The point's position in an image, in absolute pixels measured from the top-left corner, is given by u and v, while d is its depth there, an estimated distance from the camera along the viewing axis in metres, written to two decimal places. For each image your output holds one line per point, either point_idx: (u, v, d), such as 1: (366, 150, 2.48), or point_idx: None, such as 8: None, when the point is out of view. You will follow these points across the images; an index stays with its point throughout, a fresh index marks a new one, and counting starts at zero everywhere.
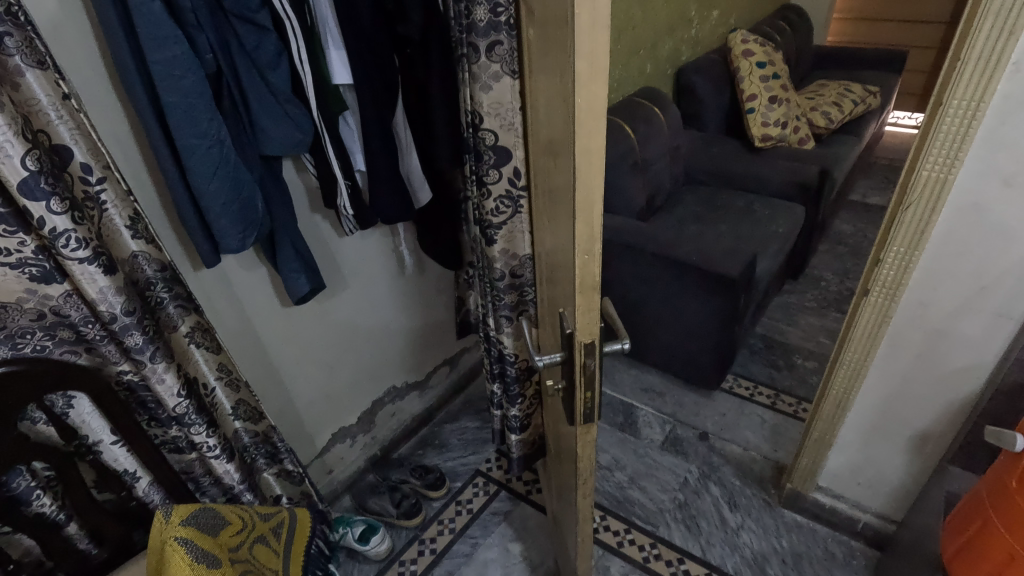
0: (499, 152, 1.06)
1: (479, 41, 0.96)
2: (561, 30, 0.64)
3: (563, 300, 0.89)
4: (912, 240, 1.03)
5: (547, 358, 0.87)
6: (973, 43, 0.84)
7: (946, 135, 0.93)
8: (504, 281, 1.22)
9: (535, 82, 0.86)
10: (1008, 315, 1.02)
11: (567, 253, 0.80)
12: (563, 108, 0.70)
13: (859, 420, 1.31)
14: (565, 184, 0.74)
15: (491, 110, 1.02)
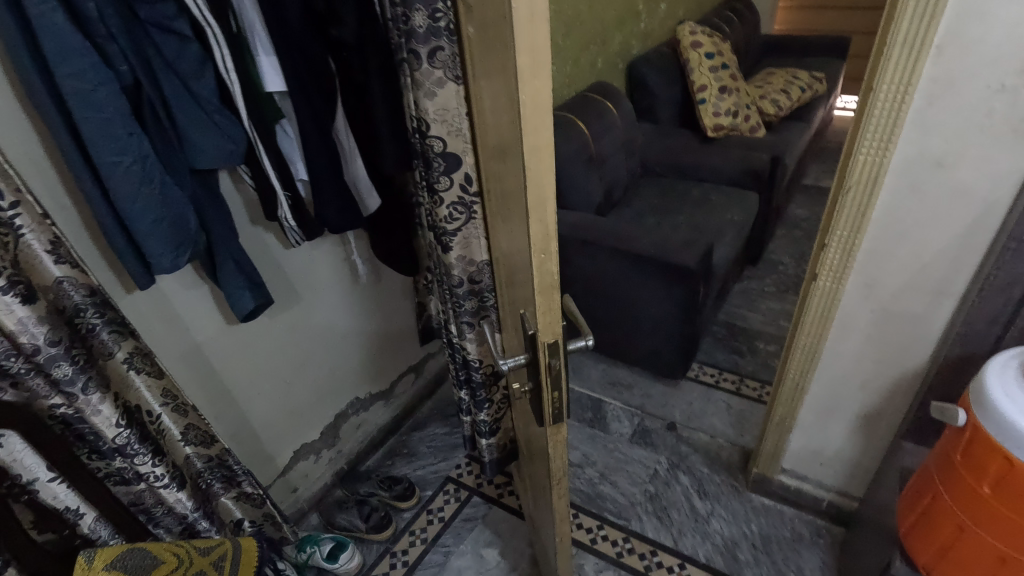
0: (448, 159, 1.03)
1: (419, 47, 0.93)
2: (500, 26, 0.62)
3: (522, 303, 0.87)
4: (854, 224, 1.05)
5: (513, 362, 0.84)
6: (898, 28, 0.86)
7: (878, 119, 0.94)
8: (463, 288, 1.19)
9: (478, 85, 0.83)
10: (948, 292, 1.04)
11: (524, 253, 0.78)
12: (508, 106, 0.67)
13: (817, 400, 1.34)
14: (517, 183, 0.72)
15: (437, 117, 0.99)
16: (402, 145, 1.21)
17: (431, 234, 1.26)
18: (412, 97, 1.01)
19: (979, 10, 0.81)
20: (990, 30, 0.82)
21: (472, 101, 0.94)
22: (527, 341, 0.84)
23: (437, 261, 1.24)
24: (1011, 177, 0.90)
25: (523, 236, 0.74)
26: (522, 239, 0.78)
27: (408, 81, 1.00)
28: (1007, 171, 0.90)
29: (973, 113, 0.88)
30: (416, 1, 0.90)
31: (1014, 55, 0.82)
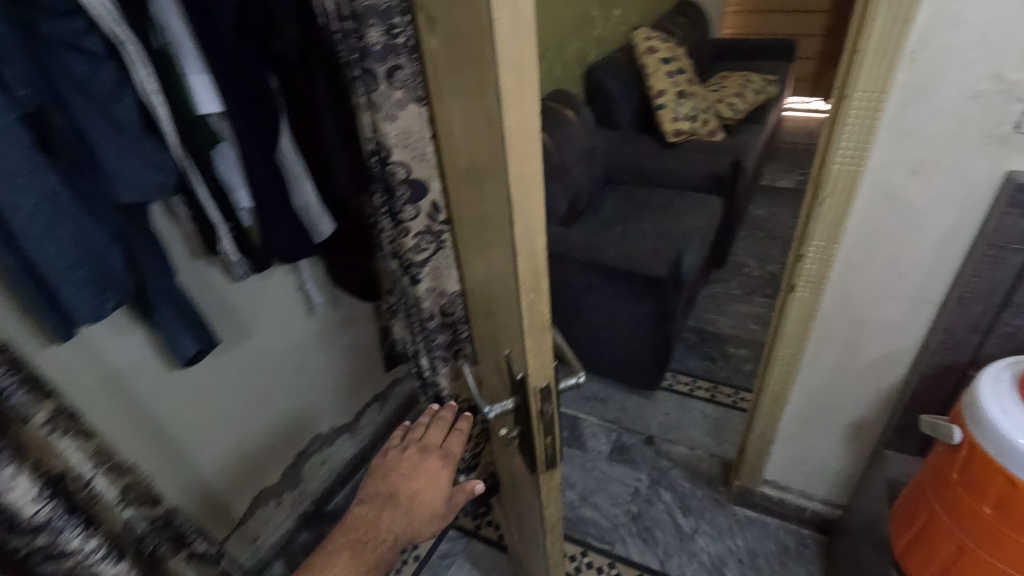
0: (413, 186, 0.92)
1: (375, 66, 0.85)
2: (472, 41, 0.55)
3: (504, 341, 0.79)
4: (831, 233, 1.02)
5: (501, 408, 0.77)
6: (870, 34, 0.82)
7: (852, 127, 0.91)
8: (435, 321, 1.10)
9: (445, 106, 0.75)
10: (926, 299, 1.02)
11: (507, 290, 0.71)
12: (484, 130, 0.60)
13: (797, 411, 1.31)
14: (497, 215, 0.66)
15: (401, 141, 0.88)
16: (355, 167, 1.12)
17: (393, 261, 1.16)
18: (368, 117, 0.93)
19: (950, 15, 0.79)
20: (963, 35, 0.79)
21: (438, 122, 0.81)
22: (514, 383, 0.77)
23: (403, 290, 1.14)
24: (986, 184, 0.88)
25: (507, 273, 0.68)
26: (503, 275, 0.71)
27: (363, 101, 0.92)
28: (981, 177, 0.88)
29: (947, 119, 0.86)
30: (370, 16, 0.83)
31: (986, 60, 0.80)
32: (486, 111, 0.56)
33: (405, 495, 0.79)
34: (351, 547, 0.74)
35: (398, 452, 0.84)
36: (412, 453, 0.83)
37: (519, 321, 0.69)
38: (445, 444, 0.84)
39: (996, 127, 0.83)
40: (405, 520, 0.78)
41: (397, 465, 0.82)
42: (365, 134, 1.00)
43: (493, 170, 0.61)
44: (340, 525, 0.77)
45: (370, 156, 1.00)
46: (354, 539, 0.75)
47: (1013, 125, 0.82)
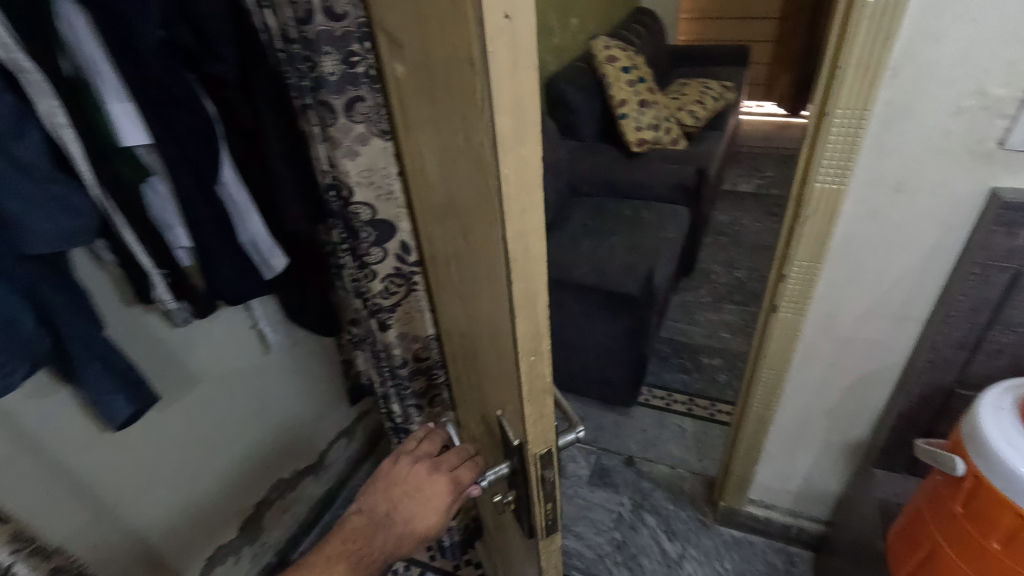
0: (379, 226, 0.88)
1: (332, 97, 0.77)
2: (457, 73, 0.47)
3: (496, 397, 0.73)
4: (814, 254, 0.99)
5: (495, 476, 0.72)
6: (851, 50, 0.79)
7: (834, 145, 0.87)
8: (406, 367, 1.06)
9: (421, 141, 0.66)
10: (912, 316, 1.00)
11: (501, 346, 0.63)
12: (469, 171, 0.52)
13: (781, 430, 1.28)
14: (489, 267, 0.57)
15: (362, 179, 0.83)
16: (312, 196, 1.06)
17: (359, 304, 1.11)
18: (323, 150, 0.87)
19: (931, 30, 0.75)
20: (944, 50, 0.76)
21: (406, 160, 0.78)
22: (506, 446, 0.72)
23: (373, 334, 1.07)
24: (970, 200, 0.86)
25: (504, 330, 0.60)
26: (497, 331, 0.63)
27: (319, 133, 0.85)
28: (966, 194, 0.85)
29: (930, 136, 0.83)
30: (323, 42, 0.74)
31: (969, 75, 0.77)
32: (479, 155, 0.48)
33: (404, 516, 0.76)
34: (343, 557, 0.72)
35: (408, 462, 0.82)
36: (420, 470, 0.80)
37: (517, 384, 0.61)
38: (458, 469, 0.81)
39: (980, 143, 0.81)
40: (397, 541, 0.75)
41: (402, 481, 0.79)
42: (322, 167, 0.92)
43: (484, 220, 0.53)
44: (335, 529, 0.76)
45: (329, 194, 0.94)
46: (347, 549, 0.73)
47: (996, 141, 0.80)
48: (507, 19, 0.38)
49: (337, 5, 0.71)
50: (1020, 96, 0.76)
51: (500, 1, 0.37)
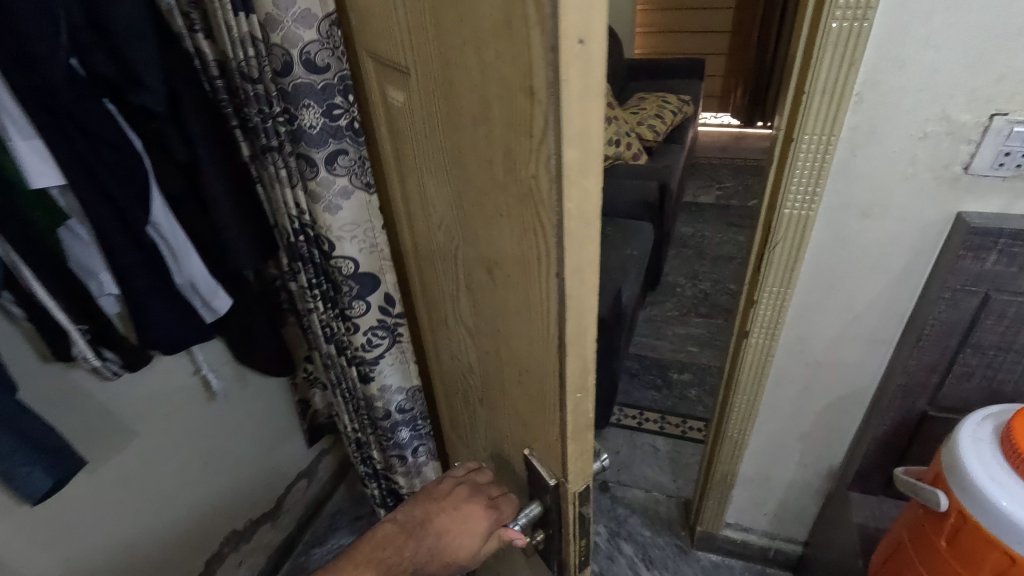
0: (361, 280, 0.93)
1: (313, 150, 0.80)
2: (502, 100, 0.44)
3: (520, 437, 0.68)
4: (784, 279, 0.97)
5: (527, 519, 0.67)
6: (817, 76, 0.77)
7: (802, 172, 0.85)
8: (389, 419, 1.10)
9: (437, 169, 0.63)
10: (883, 340, 0.99)
11: (533, 384, 0.59)
12: (510, 206, 0.49)
13: (755, 455, 1.25)
14: (525, 302, 0.53)
15: (348, 232, 0.87)
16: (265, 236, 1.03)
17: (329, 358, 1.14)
18: (296, 198, 0.86)
19: (895, 57, 0.74)
20: (909, 76, 0.75)
21: (411, 190, 0.75)
22: (535, 485, 0.66)
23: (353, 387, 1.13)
24: (937, 225, 0.85)
25: (539, 367, 0.55)
26: (529, 367, 0.58)
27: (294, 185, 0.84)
28: (933, 218, 0.84)
29: (897, 162, 0.81)
30: (304, 95, 0.77)
31: (934, 102, 0.75)
32: (527, 183, 0.44)
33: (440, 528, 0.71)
34: (370, 564, 0.68)
35: (451, 483, 0.77)
36: (464, 489, 0.75)
37: (559, 425, 0.56)
38: (505, 494, 0.75)
39: (945, 169, 0.80)
40: (428, 557, 0.70)
41: (442, 497, 0.75)
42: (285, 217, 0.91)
43: (525, 251, 0.49)
44: (365, 535, 0.72)
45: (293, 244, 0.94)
46: (375, 556, 0.69)
47: (962, 166, 0.79)
48: (581, 45, 0.35)
49: (317, 57, 0.75)
50: (983, 121, 0.75)
51: (576, 26, 0.34)
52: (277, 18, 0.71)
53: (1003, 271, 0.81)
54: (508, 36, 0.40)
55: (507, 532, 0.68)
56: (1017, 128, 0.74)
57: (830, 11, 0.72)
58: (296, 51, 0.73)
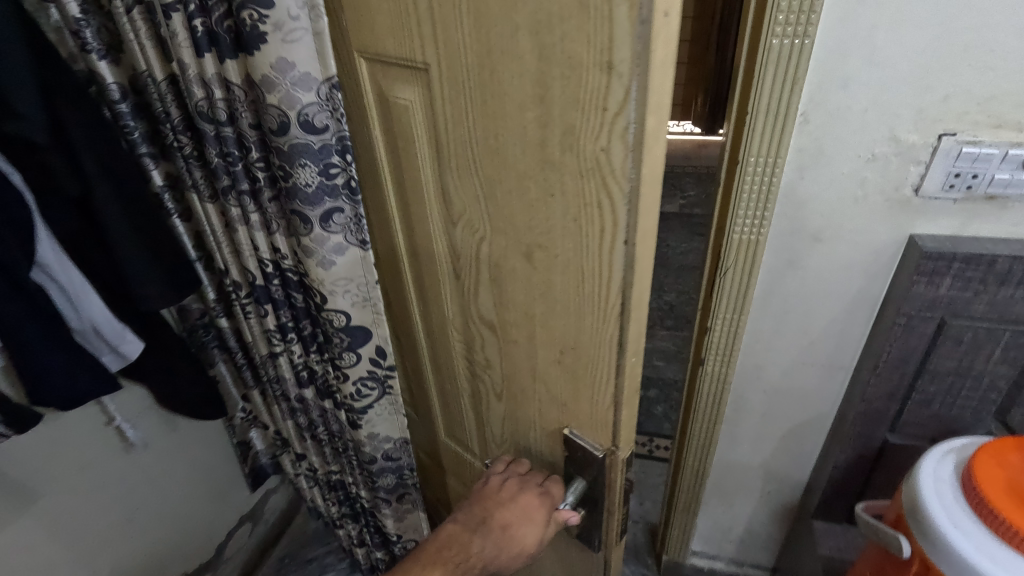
0: (354, 333, 0.85)
1: (308, 207, 0.73)
2: (565, 78, 0.44)
3: (556, 420, 0.68)
4: (737, 305, 0.92)
5: (574, 495, 0.69)
6: (759, 95, 0.72)
7: (749, 195, 0.81)
8: (376, 463, 1.04)
9: (448, 163, 0.59)
10: (840, 366, 0.95)
11: (581, 358, 0.59)
12: (565, 188, 0.49)
13: (717, 483, 1.20)
14: (578, 277, 0.53)
15: (340, 287, 0.80)
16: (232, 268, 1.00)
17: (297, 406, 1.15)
18: (285, 240, 0.84)
19: (838, 75, 0.70)
20: (855, 96, 0.70)
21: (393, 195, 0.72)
22: (576, 463, 0.68)
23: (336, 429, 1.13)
24: (889, 248, 0.81)
25: (593, 339, 0.56)
26: (578, 344, 0.58)
27: (279, 227, 0.82)
28: (885, 242, 0.80)
29: (846, 185, 0.77)
30: (299, 155, 0.69)
31: (881, 122, 0.71)
32: (592, 155, 0.45)
33: (497, 522, 0.70)
34: (438, 565, 0.68)
35: (499, 479, 0.75)
36: (514, 482, 0.73)
37: (612, 394, 0.59)
38: (552, 476, 0.73)
39: (895, 191, 0.76)
40: (495, 551, 0.70)
41: (495, 491, 0.73)
42: (268, 260, 0.87)
43: (585, 225, 0.49)
44: (428, 538, 0.72)
45: (277, 284, 0.90)
46: (443, 558, 0.69)
47: (911, 188, 0.75)
48: (669, 17, 0.38)
49: (314, 116, 0.67)
50: (932, 142, 0.71)
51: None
52: (273, 80, 0.64)
53: (958, 296, 0.77)
54: (581, 16, 0.40)
55: (561, 514, 0.70)
56: (965, 149, 0.70)
57: (770, 27, 0.67)
58: (293, 113, 0.66)
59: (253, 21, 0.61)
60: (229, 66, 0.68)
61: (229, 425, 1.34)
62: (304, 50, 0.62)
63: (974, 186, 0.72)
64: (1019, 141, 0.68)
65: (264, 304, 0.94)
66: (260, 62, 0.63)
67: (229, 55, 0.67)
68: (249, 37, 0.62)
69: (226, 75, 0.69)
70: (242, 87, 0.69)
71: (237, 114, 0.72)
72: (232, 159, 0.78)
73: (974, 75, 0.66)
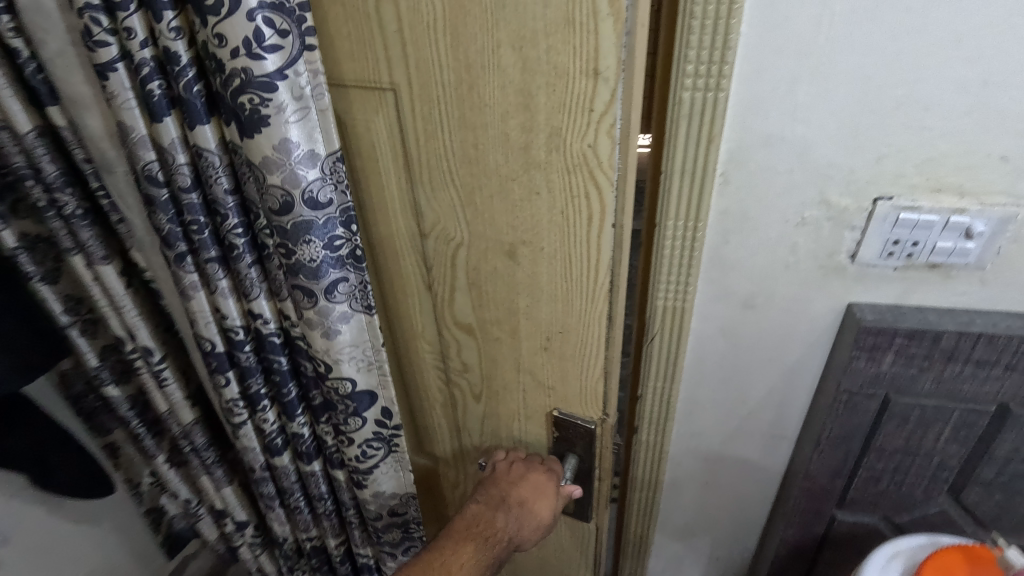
0: (360, 398, 0.75)
1: (314, 282, 0.64)
2: (549, 85, 0.49)
3: (544, 403, 0.73)
4: (667, 373, 0.82)
5: (571, 471, 0.76)
6: (673, 154, 0.63)
7: (670, 260, 0.71)
8: (381, 521, 0.93)
9: (419, 177, 0.60)
10: (783, 435, 0.86)
11: (569, 340, 0.65)
12: (555, 185, 0.54)
13: (663, 550, 1.10)
14: (565, 265, 0.59)
15: (349, 355, 0.70)
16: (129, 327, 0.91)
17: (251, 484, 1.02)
18: (269, 305, 0.73)
19: (758, 133, 0.61)
20: (778, 155, 0.62)
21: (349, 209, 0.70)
22: (565, 441, 0.75)
23: (322, 491, 0.98)
24: (827, 316, 0.72)
25: (583, 322, 0.63)
26: (565, 328, 0.64)
27: (259, 288, 0.72)
28: (822, 310, 0.72)
29: (776, 250, 0.68)
30: (303, 233, 0.60)
31: (809, 184, 0.63)
32: (579, 151, 0.51)
33: (516, 501, 0.72)
34: (467, 542, 0.69)
35: (504, 463, 0.77)
36: (520, 463, 0.76)
37: (601, 365, 0.66)
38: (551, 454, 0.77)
39: (830, 258, 0.67)
40: (518, 523, 0.71)
41: (505, 473, 0.75)
42: (239, 327, 0.77)
43: (572, 216, 0.55)
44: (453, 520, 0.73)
45: (247, 352, 0.79)
46: (470, 534, 0.70)
47: (847, 255, 0.66)
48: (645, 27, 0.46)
49: (320, 191, 0.58)
50: (866, 207, 0.63)
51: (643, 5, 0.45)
52: (276, 161, 0.55)
53: (901, 373, 0.69)
54: (567, 31, 0.46)
55: (565, 488, 0.75)
56: (903, 215, 0.62)
57: (679, 80, 0.58)
58: (298, 191, 0.57)
59: (253, 105, 0.52)
60: (205, 136, 0.59)
61: (136, 487, 1.21)
62: (308, 128, 0.55)
63: (914, 255, 0.64)
64: (962, 207, 0.60)
65: (227, 370, 0.83)
66: (258, 144, 0.55)
67: (205, 122, 0.59)
68: (243, 119, 0.54)
69: (195, 142, 0.60)
70: (223, 159, 0.62)
71: (212, 183, 0.63)
72: (197, 227, 0.67)
73: (909, 135, 0.57)
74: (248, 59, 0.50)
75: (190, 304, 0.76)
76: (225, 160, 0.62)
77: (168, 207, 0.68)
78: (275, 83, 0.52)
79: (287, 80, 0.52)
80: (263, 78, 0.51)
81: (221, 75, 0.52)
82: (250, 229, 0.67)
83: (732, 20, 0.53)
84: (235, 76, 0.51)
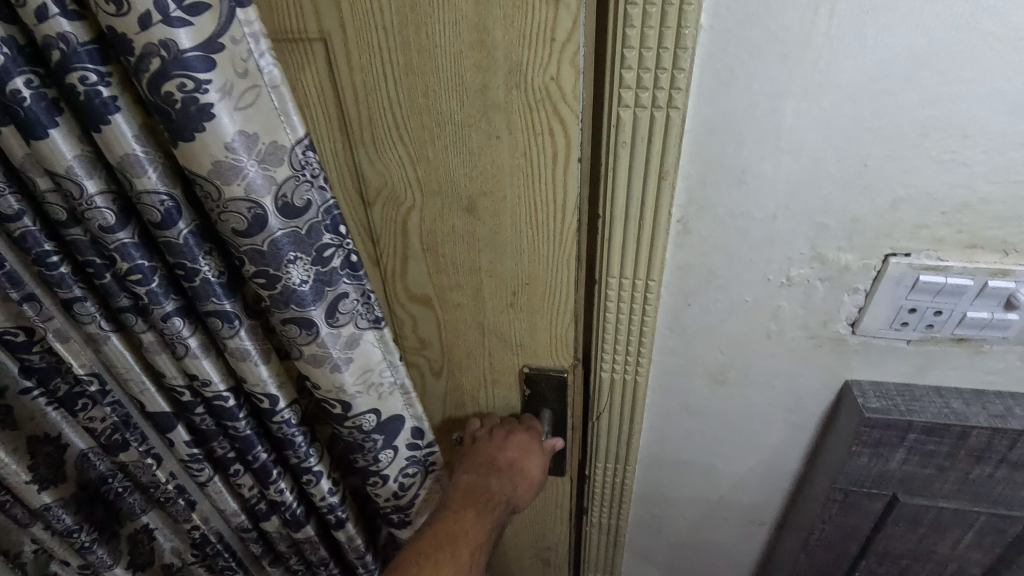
0: (388, 427, 0.53)
1: (308, 310, 0.42)
2: (507, 16, 0.37)
3: (509, 362, 0.57)
4: (617, 454, 0.64)
5: (549, 425, 0.60)
6: (617, 184, 0.43)
7: (616, 324, 0.52)
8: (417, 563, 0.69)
9: (356, 137, 0.43)
10: (759, 520, 0.70)
11: (537, 293, 0.51)
12: (522, 126, 0.41)
13: None
14: (531, 211, 0.45)
15: (358, 386, 0.48)
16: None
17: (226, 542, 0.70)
18: (214, 364, 0.47)
19: (731, 164, 0.43)
20: (758, 195, 0.44)
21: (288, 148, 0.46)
22: (533, 399, 0.59)
23: (326, 555, 0.70)
24: (817, 396, 0.56)
25: (552, 289, 0.50)
26: (532, 280, 0.50)
27: (194, 344, 0.45)
28: (815, 388, 0.55)
29: (750, 314, 0.51)
30: (283, 249, 0.38)
31: (797, 233, 0.46)
32: (540, 85, 0.39)
33: (506, 464, 0.55)
34: (469, 511, 0.53)
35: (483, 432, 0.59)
36: (499, 427, 0.59)
37: (569, 332, 0.53)
38: (527, 414, 0.60)
39: (824, 326, 0.50)
40: (516, 480, 0.55)
41: (487, 441, 0.57)
42: (184, 388, 0.50)
43: (536, 159, 0.42)
44: (444, 496, 0.55)
45: (203, 414, 0.52)
46: (469, 503, 0.53)
47: (847, 324, 0.50)
48: None
49: (294, 194, 0.37)
50: (874, 265, 0.46)
51: None
52: (233, 167, 0.34)
53: (914, 472, 0.54)
54: None
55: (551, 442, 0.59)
56: (923, 277, 0.45)
57: (617, 92, 0.39)
58: (272, 198, 0.36)
59: (185, 96, 0.31)
60: (56, 149, 0.34)
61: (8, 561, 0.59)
62: (264, 116, 0.34)
63: (936, 326, 0.48)
64: (1004, 269, 0.44)
65: (175, 427, 0.54)
66: (203, 149, 0.33)
67: (53, 129, 0.34)
68: (174, 119, 0.32)
69: (45, 159, 0.35)
70: (96, 182, 0.36)
71: (84, 214, 0.37)
72: (94, 271, 0.41)
73: (939, 173, 0.41)
74: (171, 27, 0.30)
75: (107, 359, 0.48)
76: (99, 183, 0.37)
77: (43, 240, 0.40)
78: (213, 56, 0.31)
79: (226, 51, 0.31)
80: (189, 52, 0.30)
81: (124, 56, 0.31)
82: (161, 264, 0.42)
83: (687, 6, 0.35)
84: (152, 56, 0.30)
